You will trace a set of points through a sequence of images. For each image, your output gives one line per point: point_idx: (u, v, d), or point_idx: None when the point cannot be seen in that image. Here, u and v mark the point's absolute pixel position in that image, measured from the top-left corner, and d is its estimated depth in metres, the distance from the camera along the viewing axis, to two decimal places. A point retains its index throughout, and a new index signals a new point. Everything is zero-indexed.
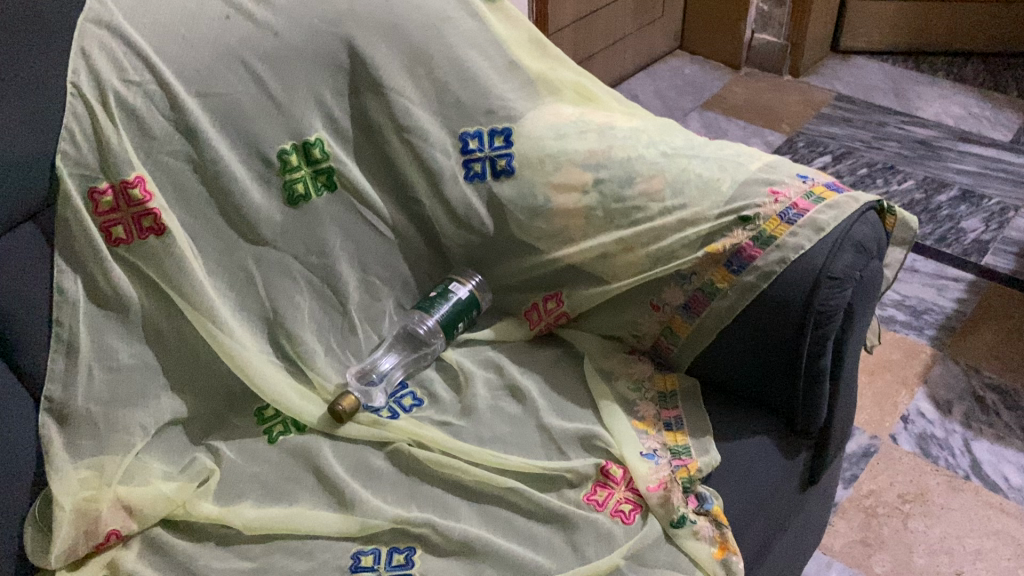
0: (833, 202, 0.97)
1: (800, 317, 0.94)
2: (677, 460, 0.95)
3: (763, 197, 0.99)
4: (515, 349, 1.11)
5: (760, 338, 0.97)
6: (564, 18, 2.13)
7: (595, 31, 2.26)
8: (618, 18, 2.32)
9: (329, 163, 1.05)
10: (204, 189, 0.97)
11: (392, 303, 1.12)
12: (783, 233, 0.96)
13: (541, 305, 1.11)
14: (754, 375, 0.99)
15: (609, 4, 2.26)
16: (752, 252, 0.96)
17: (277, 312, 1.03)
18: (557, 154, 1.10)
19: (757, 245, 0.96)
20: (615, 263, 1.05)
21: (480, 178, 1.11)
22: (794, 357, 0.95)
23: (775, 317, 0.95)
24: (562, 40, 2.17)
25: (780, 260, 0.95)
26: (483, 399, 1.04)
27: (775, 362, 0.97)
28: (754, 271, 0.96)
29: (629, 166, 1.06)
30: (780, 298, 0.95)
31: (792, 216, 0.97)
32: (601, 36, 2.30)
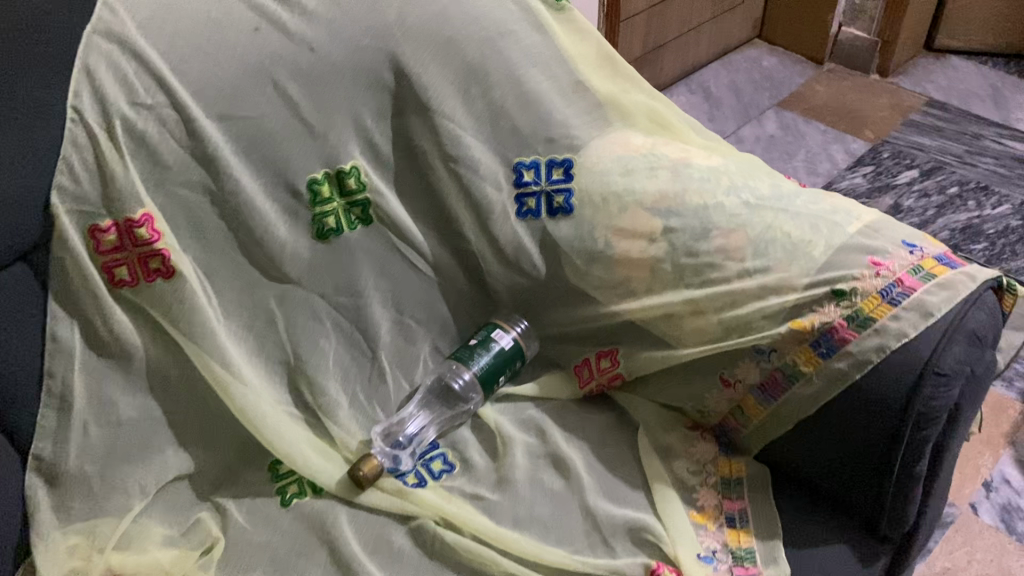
0: (945, 281, 0.83)
1: (897, 416, 0.80)
2: (739, 570, 0.83)
3: (862, 267, 0.85)
4: (562, 410, 0.99)
5: (846, 433, 0.84)
6: (637, 4, 1.97)
7: (670, 19, 2.09)
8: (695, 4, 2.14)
9: (365, 194, 0.93)
10: (223, 224, 0.86)
11: (428, 349, 1.01)
12: (884, 315, 0.82)
13: (593, 362, 0.99)
14: (835, 472, 0.86)
15: None
16: (845, 335, 0.83)
17: (299, 358, 0.93)
18: (624, 194, 0.96)
19: (852, 326, 0.83)
20: (683, 327, 0.92)
21: (533, 215, 0.98)
22: (885, 460, 0.82)
23: (866, 413, 0.82)
24: (633, 27, 2.00)
25: (879, 349, 0.81)
26: (522, 471, 0.93)
27: (861, 462, 0.84)
28: (846, 357, 0.82)
29: (706, 216, 0.92)
30: (874, 393, 0.81)
31: (896, 296, 0.82)
32: (676, 23, 2.13)
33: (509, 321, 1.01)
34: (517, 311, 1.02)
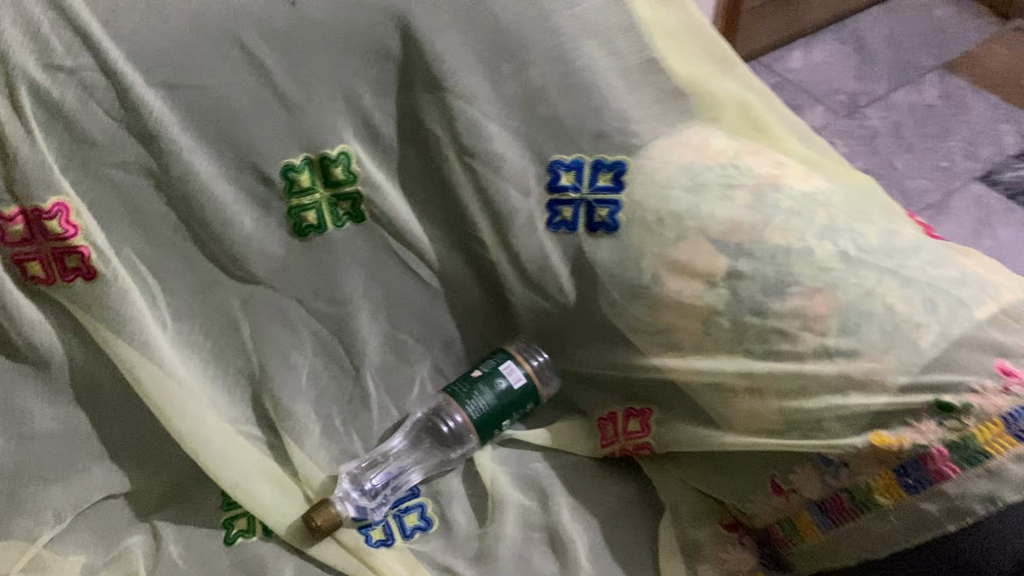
0: None
1: None
2: None
3: (985, 375, 0.61)
4: (575, 469, 0.82)
5: None
6: None
7: None
8: None
9: (356, 186, 0.75)
10: (173, 212, 0.71)
11: (427, 369, 0.85)
12: (1004, 452, 0.59)
13: (620, 420, 0.81)
14: None
15: None
16: (943, 469, 0.60)
17: (265, 370, 0.79)
18: (685, 217, 0.74)
19: (955, 459, 0.60)
20: (734, 405, 0.72)
21: (569, 227, 0.78)
22: None
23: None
24: None
25: (988, 498, 0.59)
26: (508, 544, 0.76)
27: None
28: (938, 498, 0.60)
29: (784, 264, 0.70)
30: (969, 555, 0.60)
31: None
32: None
33: (527, 350, 0.83)
34: (536, 338, 0.84)
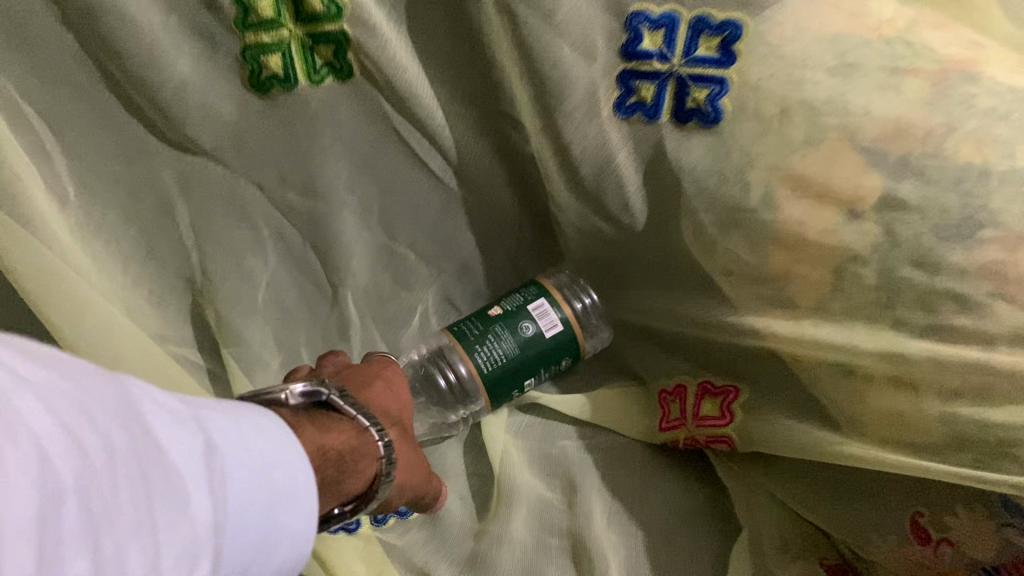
0: None
1: None
2: None
3: None
4: (621, 458, 0.60)
5: None
6: None
7: None
8: None
9: (338, 25, 0.51)
10: (72, 34, 0.49)
11: (432, 298, 0.66)
12: None
13: (690, 398, 0.59)
14: None
15: None
16: None
17: (208, 275, 0.58)
18: (823, 110, 0.48)
19: None
20: (868, 401, 0.49)
21: (646, 113, 0.53)
22: None
23: None
24: None
25: None
26: (514, 549, 0.54)
27: None
28: None
29: (975, 195, 0.45)
30: None
31: None
32: None
33: (571, 288, 0.63)
34: (579, 270, 0.64)
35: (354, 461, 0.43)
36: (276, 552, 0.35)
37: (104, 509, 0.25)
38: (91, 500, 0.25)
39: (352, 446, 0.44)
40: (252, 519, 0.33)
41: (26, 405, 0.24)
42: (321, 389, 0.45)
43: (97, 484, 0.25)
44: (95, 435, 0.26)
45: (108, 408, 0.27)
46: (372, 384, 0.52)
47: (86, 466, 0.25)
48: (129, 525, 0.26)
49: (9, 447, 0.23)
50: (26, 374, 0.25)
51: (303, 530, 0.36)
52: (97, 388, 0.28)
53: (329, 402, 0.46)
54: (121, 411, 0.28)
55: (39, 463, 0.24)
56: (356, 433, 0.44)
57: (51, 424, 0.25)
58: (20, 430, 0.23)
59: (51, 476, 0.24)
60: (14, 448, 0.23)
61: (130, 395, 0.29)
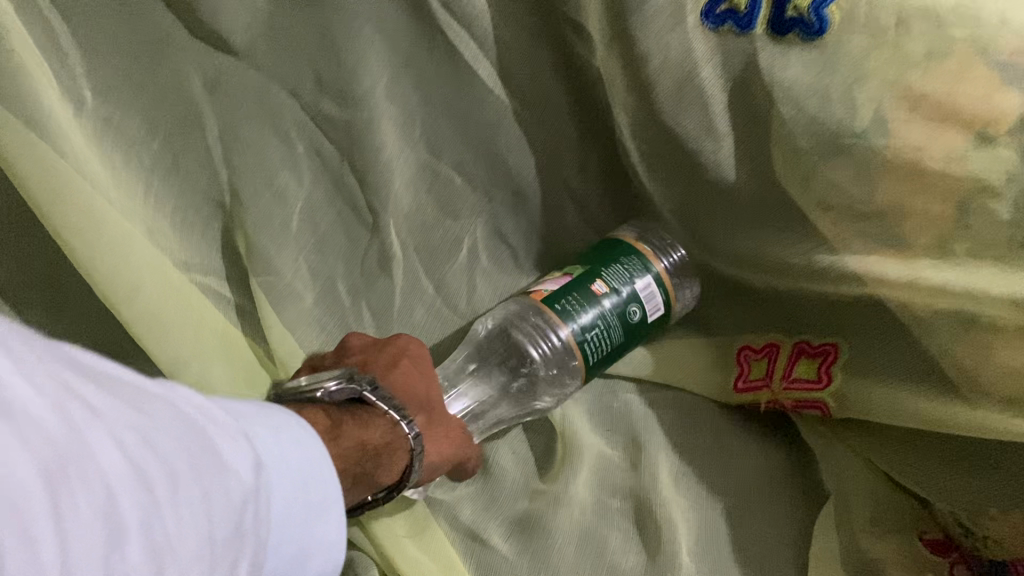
0: None
1: None
2: None
3: None
4: (691, 412, 0.54)
5: None
6: None
7: None
8: None
9: None
10: None
11: (481, 230, 0.59)
12: None
13: (782, 359, 0.53)
14: None
15: None
16: None
17: (238, 198, 0.52)
18: (948, 18, 0.42)
19: None
20: (995, 356, 0.43)
21: (735, 22, 0.46)
22: None
23: None
24: None
25: None
26: (572, 512, 0.49)
27: None
28: None
29: None
30: None
31: None
32: None
33: (657, 244, 0.55)
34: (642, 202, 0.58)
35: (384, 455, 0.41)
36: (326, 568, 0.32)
37: (169, 542, 0.23)
38: (155, 535, 0.23)
39: (385, 442, 0.41)
40: (292, 539, 0.30)
41: (94, 436, 0.22)
42: (357, 385, 0.42)
43: (156, 511, 0.23)
44: (158, 464, 0.24)
45: (173, 431, 0.25)
46: (398, 364, 0.48)
47: (152, 499, 0.23)
48: (193, 555, 0.24)
49: (76, 487, 0.21)
50: (95, 402, 0.23)
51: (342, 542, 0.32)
52: (157, 407, 0.25)
53: (360, 396, 0.42)
54: (178, 425, 0.25)
55: (102, 504, 0.21)
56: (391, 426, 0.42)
57: (120, 459, 0.22)
58: (89, 470, 0.21)
59: (115, 516, 0.22)
60: (85, 492, 0.21)
61: (192, 418, 0.26)
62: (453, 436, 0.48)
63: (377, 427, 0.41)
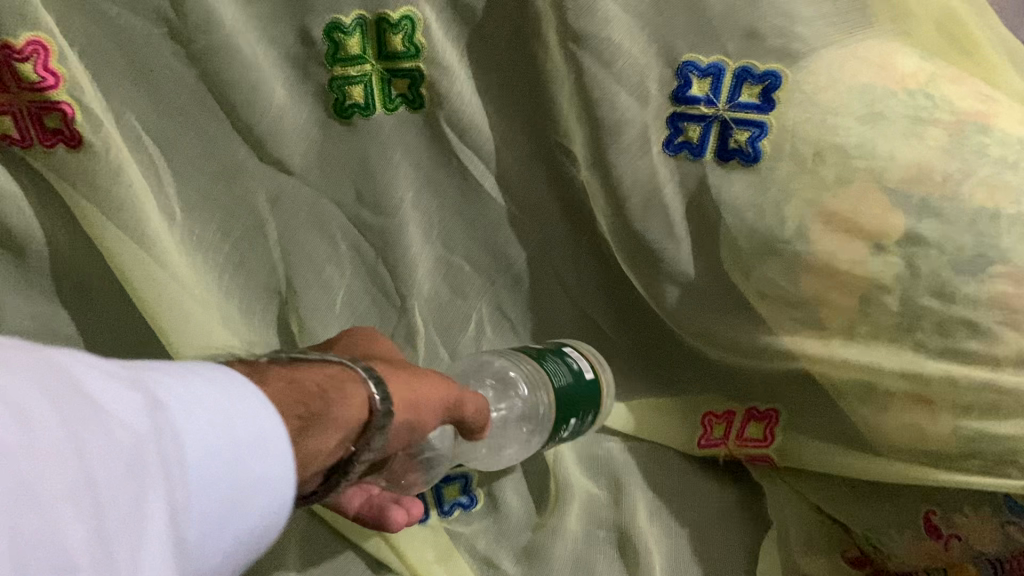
0: None
1: None
2: None
3: None
4: (661, 460, 0.67)
5: None
6: None
7: None
8: None
9: (416, 63, 0.58)
10: (188, 71, 0.55)
11: (486, 308, 0.70)
12: None
13: (737, 423, 0.65)
14: None
15: None
16: None
17: (292, 286, 0.64)
18: (854, 154, 0.55)
19: None
20: (890, 415, 0.57)
21: (692, 152, 0.59)
22: None
23: None
24: None
25: None
26: (568, 542, 0.61)
27: None
28: None
29: (987, 232, 0.52)
30: None
31: None
32: None
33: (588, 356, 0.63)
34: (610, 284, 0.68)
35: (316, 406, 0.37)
36: (269, 507, 0.34)
37: (34, 478, 0.24)
38: (23, 470, 0.24)
39: (329, 373, 0.39)
40: (224, 476, 0.31)
41: None
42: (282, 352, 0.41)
43: (20, 452, 0.24)
44: (15, 408, 0.25)
45: (33, 374, 0.27)
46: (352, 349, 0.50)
47: (12, 437, 0.24)
48: (72, 492, 0.25)
49: None
50: None
51: (282, 480, 0.34)
52: (14, 361, 0.27)
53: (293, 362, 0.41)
54: (44, 371, 0.27)
55: None
56: (316, 383, 0.38)
57: None
58: None
59: None
60: None
61: (56, 361, 0.28)
62: (428, 389, 0.45)
63: (309, 375, 0.38)
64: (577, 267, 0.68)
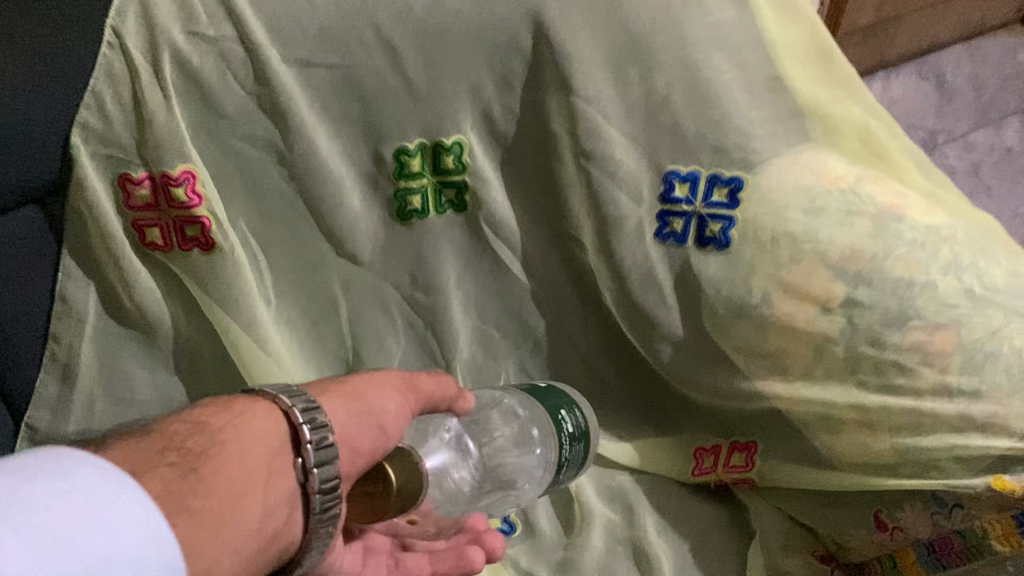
0: None
1: None
2: None
3: None
4: (661, 485, 0.82)
5: None
6: (863, 14, 1.66)
7: (901, 24, 1.77)
8: (934, 10, 1.81)
9: (463, 176, 0.75)
10: (290, 188, 0.70)
11: (512, 368, 0.85)
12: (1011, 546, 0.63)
13: (723, 454, 0.80)
14: None
15: (923, 4, 1.76)
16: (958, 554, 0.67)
17: (359, 355, 0.79)
18: (802, 239, 0.72)
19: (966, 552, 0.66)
20: (844, 439, 0.71)
21: (677, 239, 0.76)
22: None
23: None
24: (861, 18, 1.66)
25: None
26: (593, 556, 0.75)
27: None
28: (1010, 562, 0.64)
29: (907, 296, 0.68)
30: None
31: None
32: (909, 26, 1.79)
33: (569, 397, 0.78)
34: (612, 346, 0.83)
35: (201, 442, 0.45)
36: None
37: None
38: None
39: (214, 412, 0.48)
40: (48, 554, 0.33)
41: None
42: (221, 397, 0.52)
43: None
44: None
45: None
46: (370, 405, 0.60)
47: None
48: None
49: None
50: None
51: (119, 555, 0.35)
52: None
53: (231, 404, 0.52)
54: None
55: None
56: (195, 421, 0.47)
57: None
58: None
59: None
60: None
61: None
62: (371, 395, 0.56)
63: (188, 420, 0.47)
64: (586, 333, 0.83)
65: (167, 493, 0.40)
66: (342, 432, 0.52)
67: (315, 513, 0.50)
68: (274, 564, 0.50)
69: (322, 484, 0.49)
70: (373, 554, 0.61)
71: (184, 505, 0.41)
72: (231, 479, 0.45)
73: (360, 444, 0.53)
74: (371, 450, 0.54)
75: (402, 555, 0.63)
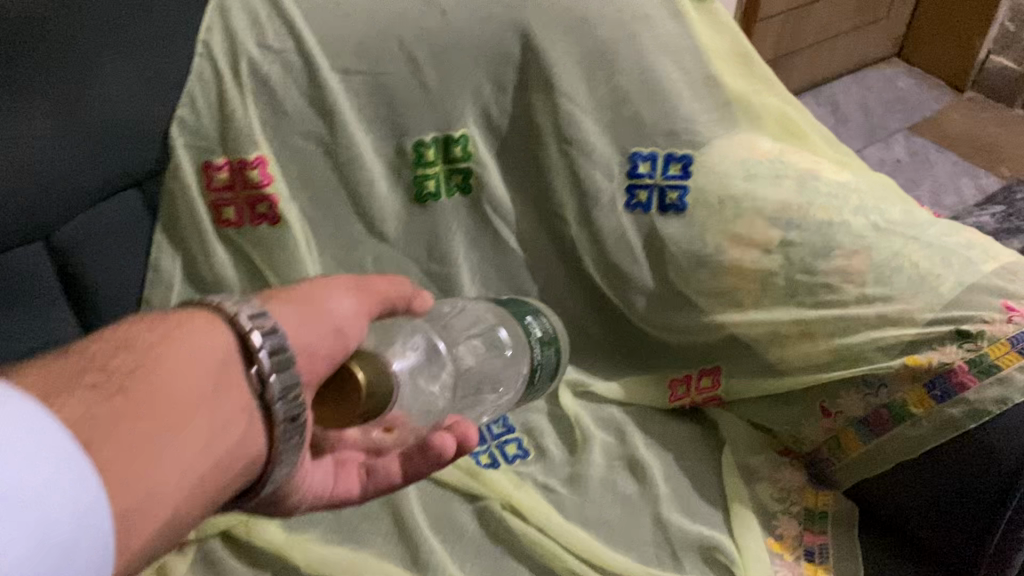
0: (1009, 373, 0.76)
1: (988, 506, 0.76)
2: (807, 537, 0.86)
3: (945, 339, 0.80)
4: (644, 413, 0.97)
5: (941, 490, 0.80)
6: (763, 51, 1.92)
7: (797, 60, 2.04)
8: (824, 48, 2.08)
9: (468, 163, 0.92)
10: (334, 176, 0.85)
11: None
12: (924, 408, 0.79)
13: (693, 380, 0.96)
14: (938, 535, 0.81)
15: (814, 42, 2.04)
16: (884, 424, 0.82)
17: None
18: (742, 198, 0.91)
19: (891, 419, 0.82)
20: (789, 351, 0.88)
21: (643, 208, 0.95)
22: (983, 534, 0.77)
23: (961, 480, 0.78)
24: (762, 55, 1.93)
25: (923, 438, 0.79)
26: (596, 469, 0.90)
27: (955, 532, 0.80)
28: (926, 419, 0.79)
29: (829, 234, 0.87)
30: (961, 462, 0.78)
31: (942, 390, 0.78)
32: (805, 63, 2.07)
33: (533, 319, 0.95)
34: (594, 305, 1.00)
35: (137, 360, 0.46)
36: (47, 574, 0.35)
37: None
38: None
39: (150, 328, 0.49)
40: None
41: None
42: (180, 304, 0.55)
43: None
44: None
45: None
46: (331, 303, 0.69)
47: None
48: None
49: None
50: None
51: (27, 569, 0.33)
52: None
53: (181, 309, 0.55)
54: None
55: None
56: (123, 340, 0.47)
57: None
58: None
59: None
60: None
61: None
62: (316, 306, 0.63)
63: (133, 337, 0.48)
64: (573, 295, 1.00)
65: (90, 416, 0.41)
66: (299, 336, 0.60)
67: (280, 420, 0.53)
68: (239, 477, 0.52)
69: (281, 393, 0.52)
70: (344, 467, 0.69)
71: (112, 428, 0.42)
72: (168, 397, 0.46)
73: (318, 348, 0.62)
74: (327, 355, 0.63)
75: (373, 464, 0.70)
